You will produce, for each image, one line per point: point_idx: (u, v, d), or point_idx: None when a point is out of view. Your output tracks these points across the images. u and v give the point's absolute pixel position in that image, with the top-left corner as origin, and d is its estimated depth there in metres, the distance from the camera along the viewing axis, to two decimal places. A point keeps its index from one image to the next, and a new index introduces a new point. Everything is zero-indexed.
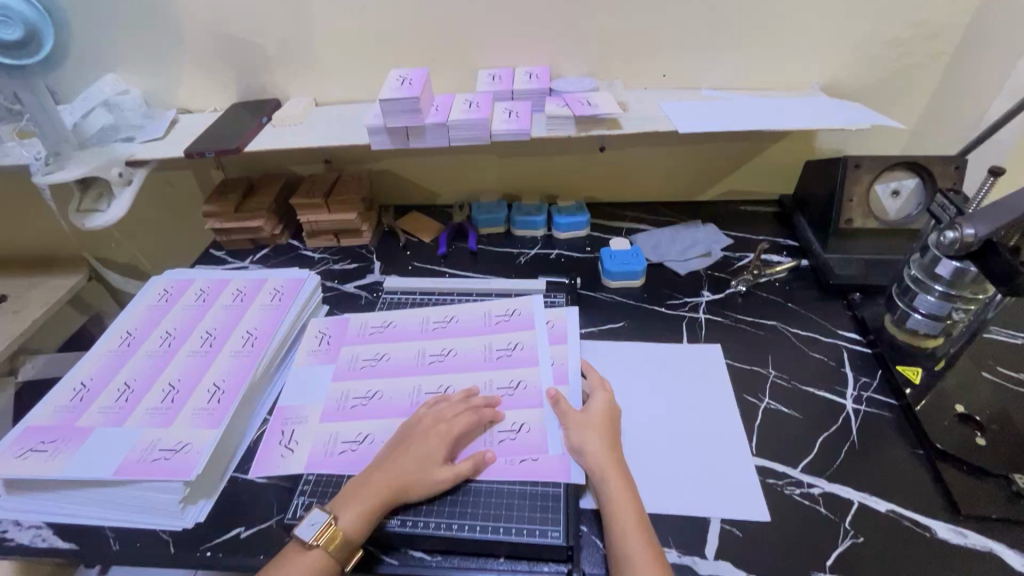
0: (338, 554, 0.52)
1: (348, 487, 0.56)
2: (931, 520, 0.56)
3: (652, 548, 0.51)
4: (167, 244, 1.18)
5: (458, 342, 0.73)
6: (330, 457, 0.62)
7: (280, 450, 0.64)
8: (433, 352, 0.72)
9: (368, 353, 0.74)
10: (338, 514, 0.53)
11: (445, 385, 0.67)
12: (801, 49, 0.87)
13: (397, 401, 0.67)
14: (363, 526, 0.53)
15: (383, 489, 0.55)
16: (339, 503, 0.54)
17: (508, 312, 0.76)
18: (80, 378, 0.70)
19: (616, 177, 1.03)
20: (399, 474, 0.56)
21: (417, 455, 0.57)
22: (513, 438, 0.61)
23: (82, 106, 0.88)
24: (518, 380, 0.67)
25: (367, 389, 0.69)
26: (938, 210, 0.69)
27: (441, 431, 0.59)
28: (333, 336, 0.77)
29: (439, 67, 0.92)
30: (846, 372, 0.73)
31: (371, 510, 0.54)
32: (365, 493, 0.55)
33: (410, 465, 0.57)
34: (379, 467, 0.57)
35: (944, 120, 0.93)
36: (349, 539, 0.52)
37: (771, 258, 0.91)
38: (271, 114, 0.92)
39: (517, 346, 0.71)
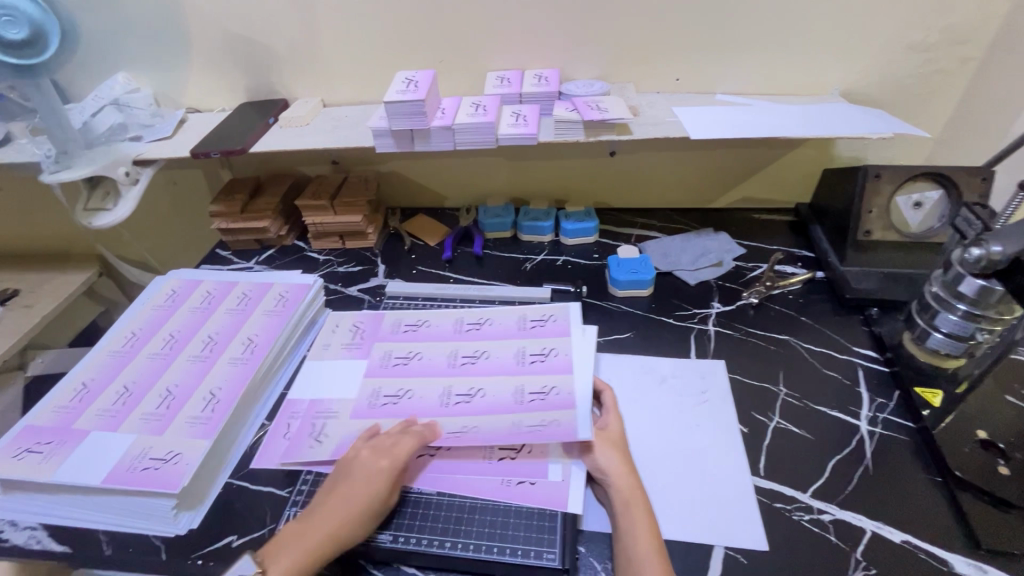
0: None
1: (279, 539, 0.52)
2: (951, 554, 0.53)
3: (662, 563, 0.50)
4: (175, 243, 1.19)
5: (492, 343, 0.71)
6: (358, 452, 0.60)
7: (309, 441, 0.63)
8: (465, 354, 0.70)
9: (401, 351, 0.72)
10: (267, 568, 0.50)
11: (475, 388, 0.65)
12: (821, 53, 0.84)
13: (429, 401, 0.64)
14: None
15: (313, 543, 0.51)
16: (268, 558, 0.51)
17: (543, 318, 0.74)
18: (81, 379, 0.70)
19: (626, 181, 1.01)
20: (337, 512, 0.53)
21: (342, 500, 0.54)
22: (513, 458, 0.60)
23: (93, 106, 0.89)
24: (550, 386, 0.64)
25: (398, 386, 0.67)
26: (962, 224, 0.66)
27: (364, 467, 0.56)
28: (365, 330, 0.77)
29: (448, 69, 0.90)
30: (861, 392, 0.70)
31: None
32: (299, 544, 0.51)
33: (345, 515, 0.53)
34: (325, 511, 0.53)
35: (970, 129, 0.89)
36: None
37: (785, 269, 0.89)
38: (278, 114, 0.92)
39: (551, 353, 0.69)
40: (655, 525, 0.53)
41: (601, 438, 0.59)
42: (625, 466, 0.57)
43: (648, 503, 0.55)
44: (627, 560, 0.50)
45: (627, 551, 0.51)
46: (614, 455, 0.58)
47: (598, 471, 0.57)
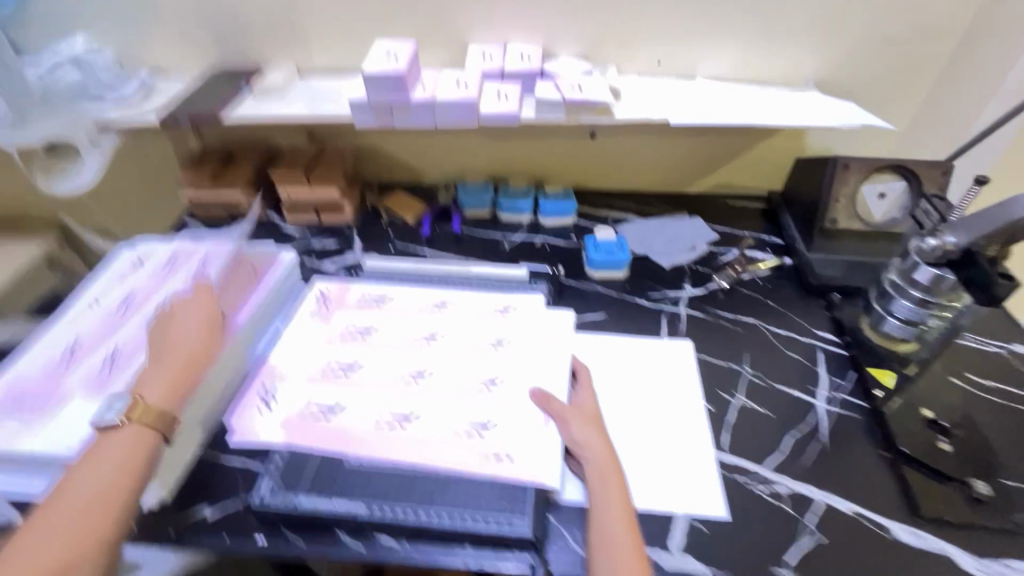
0: (157, 425, 0.54)
1: (145, 371, 0.58)
2: (891, 521, 0.58)
3: (631, 530, 0.52)
4: (141, 213, 1.15)
5: (453, 325, 0.72)
6: (303, 424, 0.60)
7: (257, 406, 0.62)
8: (421, 333, 0.71)
9: (361, 323, 0.72)
10: (143, 391, 0.56)
11: (425, 369, 0.66)
12: (799, 43, 0.86)
13: (382, 379, 0.65)
14: (172, 399, 0.57)
15: (179, 366, 0.59)
16: (140, 384, 0.57)
17: (506, 308, 0.74)
18: (45, 349, 0.68)
19: (606, 165, 1.02)
20: (189, 343, 0.61)
21: (187, 337, 0.61)
22: (481, 436, 0.59)
23: (50, 63, 0.83)
24: (499, 376, 0.65)
25: (352, 358, 0.68)
26: (922, 216, 0.72)
27: (189, 311, 0.64)
28: (332, 299, 0.76)
29: (430, 42, 0.88)
30: (820, 372, 0.73)
31: (177, 382, 0.58)
32: (167, 364, 0.58)
33: (195, 346, 0.60)
34: (170, 350, 0.60)
35: (935, 124, 0.92)
36: (161, 411, 0.55)
37: (755, 254, 0.91)
38: (251, 81, 0.89)
39: (505, 342, 0.69)
40: (628, 497, 0.55)
41: (580, 416, 0.61)
42: (602, 441, 0.59)
43: (622, 475, 0.57)
44: (598, 528, 0.53)
45: (598, 521, 0.53)
46: (593, 431, 0.59)
47: (577, 447, 0.59)
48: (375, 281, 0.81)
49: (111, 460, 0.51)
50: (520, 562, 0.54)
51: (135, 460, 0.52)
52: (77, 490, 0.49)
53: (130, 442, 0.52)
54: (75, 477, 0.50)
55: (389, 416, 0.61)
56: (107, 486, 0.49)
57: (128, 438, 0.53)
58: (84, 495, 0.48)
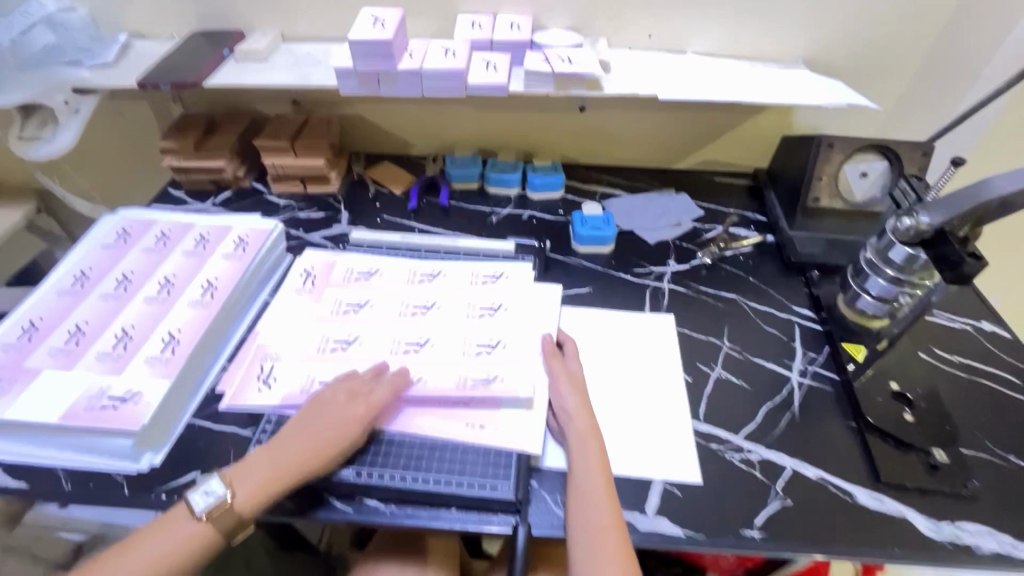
0: (224, 531, 0.52)
1: (250, 461, 0.55)
2: (855, 487, 0.61)
3: (608, 495, 0.55)
4: (121, 181, 1.12)
5: (442, 296, 0.73)
6: (307, 396, 0.62)
7: (257, 385, 0.63)
8: (415, 304, 0.72)
9: (351, 299, 0.73)
10: (238, 485, 0.54)
11: (425, 338, 0.67)
12: (790, 19, 0.85)
13: (375, 349, 0.66)
14: (256, 505, 0.53)
15: (278, 471, 0.55)
16: (238, 475, 0.54)
17: (495, 275, 0.76)
18: (28, 317, 0.68)
19: (594, 139, 1.02)
20: (308, 449, 0.55)
21: (299, 441, 0.56)
22: (488, 389, 0.62)
23: (20, 22, 0.80)
24: (497, 339, 0.67)
25: (348, 334, 0.68)
26: (900, 196, 0.72)
27: (345, 408, 0.58)
28: (319, 277, 0.76)
29: (417, 8, 0.86)
30: (796, 347, 0.76)
31: (269, 488, 0.54)
32: (265, 469, 0.55)
33: (302, 454, 0.55)
34: (284, 449, 0.56)
35: (918, 105, 0.93)
36: (238, 518, 0.53)
37: (738, 231, 0.93)
38: (233, 46, 0.86)
39: (500, 308, 0.71)
40: (607, 462, 0.58)
41: (564, 385, 0.63)
42: (584, 410, 0.61)
43: (601, 443, 0.59)
44: (578, 492, 0.55)
45: (578, 486, 0.56)
46: (575, 400, 0.61)
47: (560, 415, 0.61)
48: (362, 252, 0.81)
49: (173, 544, 0.51)
50: (502, 524, 0.57)
51: (190, 556, 0.51)
52: (131, 562, 0.50)
53: (195, 537, 0.52)
54: (140, 542, 0.51)
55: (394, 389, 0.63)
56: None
57: (196, 531, 0.52)
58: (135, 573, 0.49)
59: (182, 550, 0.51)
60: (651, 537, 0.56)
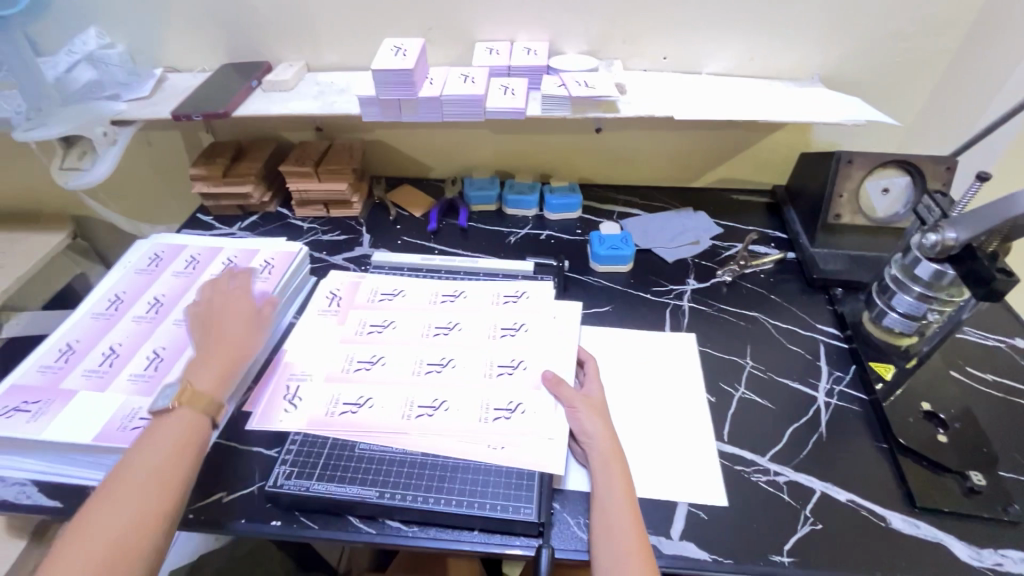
0: (206, 409, 0.57)
1: (193, 363, 0.61)
2: (889, 511, 0.59)
3: (633, 518, 0.54)
4: (153, 207, 1.17)
5: (464, 317, 0.74)
6: (332, 418, 0.62)
7: (283, 405, 0.64)
8: (438, 325, 0.73)
9: (375, 320, 0.74)
10: (194, 376, 0.59)
11: (447, 359, 0.68)
12: (804, 38, 0.86)
13: (399, 370, 0.67)
14: (219, 385, 0.60)
15: (221, 360, 0.61)
16: (191, 371, 0.60)
17: (516, 295, 0.77)
18: (65, 340, 0.70)
19: (611, 160, 1.03)
20: (235, 343, 0.64)
21: (230, 337, 0.64)
22: (508, 418, 0.62)
23: (65, 61, 0.85)
24: (519, 360, 0.68)
25: (372, 354, 0.70)
26: (923, 212, 0.71)
27: (236, 311, 0.68)
28: (343, 298, 0.77)
29: (437, 37, 0.89)
30: (821, 366, 0.74)
31: (223, 374, 0.61)
32: (211, 359, 0.61)
33: (235, 344, 0.64)
34: (218, 346, 0.63)
35: (939, 120, 0.93)
36: (210, 395, 0.58)
37: (759, 249, 0.92)
38: (261, 77, 0.90)
39: (522, 328, 0.72)
40: (631, 483, 0.57)
41: (588, 405, 0.62)
42: (607, 430, 0.61)
43: (625, 464, 0.58)
44: (602, 515, 0.54)
45: (603, 509, 0.55)
46: (598, 421, 0.61)
47: (583, 435, 0.60)
48: (384, 274, 0.82)
49: (163, 439, 0.54)
50: (525, 547, 0.56)
51: (189, 440, 0.55)
52: (135, 468, 0.51)
53: (180, 423, 0.55)
54: (128, 465, 0.52)
55: (417, 406, 0.63)
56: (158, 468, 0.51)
57: (178, 419, 0.56)
58: (139, 479, 0.50)
59: (176, 438, 0.54)
60: (678, 562, 0.55)
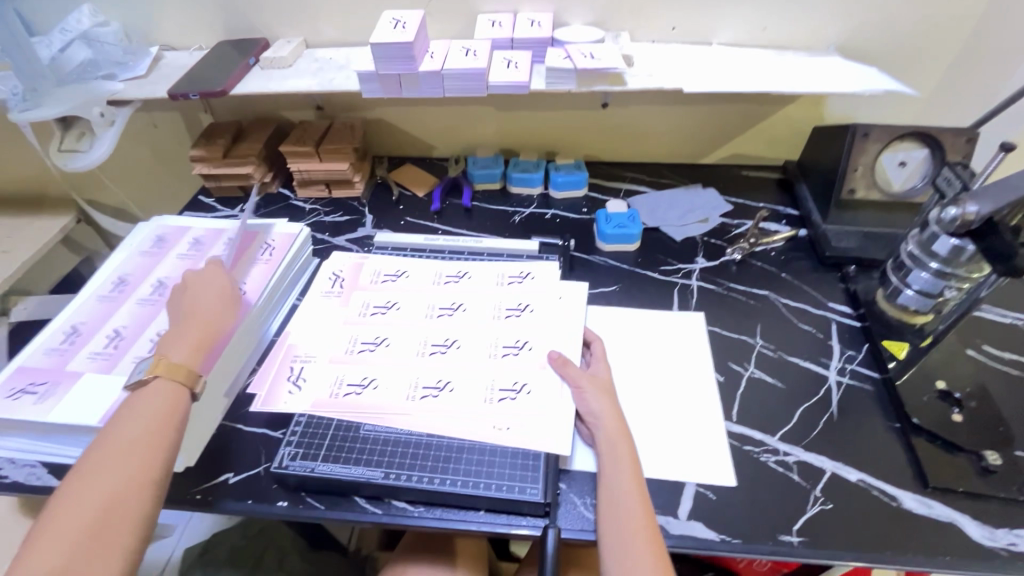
0: (183, 379, 0.57)
1: (166, 338, 0.61)
2: (901, 491, 0.58)
3: (641, 498, 0.54)
4: (155, 189, 1.16)
5: (469, 298, 0.72)
6: (336, 399, 0.61)
7: (287, 385, 0.63)
8: (442, 306, 0.72)
9: (378, 301, 0.73)
10: (170, 350, 0.59)
11: (451, 339, 0.68)
12: (821, 5, 0.82)
13: (404, 352, 0.66)
14: (195, 356, 0.59)
15: (196, 330, 0.61)
16: (167, 345, 0.59)
17: (521, 275, 0.75)
18: (69, 323, 0.70)
19: (618, 136, 1.00)
20: (206, 315, 0.62)
21: (201, 308, 0.63)
22: (514, 398, 0.61)
23: (59, 39, 0.84)
24: (524, 341, 0.67)
25: (376, 335, 0.69)
26: (943, 184, 0.68)
27: (209, 281, 0.66)
28: (346, 278, 0.76)
29: (438, 10, 0.86)
30: (833, 344, 0.73)
31: (199, 345, 0.60)
32: (185, 330, 0.61)
33: (208, 316, 0.62)
34: (188, 319, 0.62)
35: (961, 89, 0.89)
36: (187, 366, 0.58)
37: (769, 226, 0.90)
38: (258, 54, 0.88)
39: (527, 308, 0.71)
40: (637, 463, 0.57)
41: (595, 385, 0.62)
42: (614, 411, 0.60)
43: (632, 445, 0.58)
44: (609, 496, 0.54)
45: (609, 490, 0.54)
46: (605, 401, 0.60)
47: (590, 415, 0.60)
48: (387, 255, 0.81)
49: (143, 410, 0.53)
50: (531, 527, 0.56)
51: (168, 410, 0.54)
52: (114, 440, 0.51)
53: (159, 395, 0.55)
54: (110, 434, 0.52)
55: (421, 387, 0.62)
56: (140, 439, 0.51)
57: (156, 390, 0.55)
58: (120, 449, 0.50)
59: (156, 410, 0.54)
60: (685, 542, 0.55)
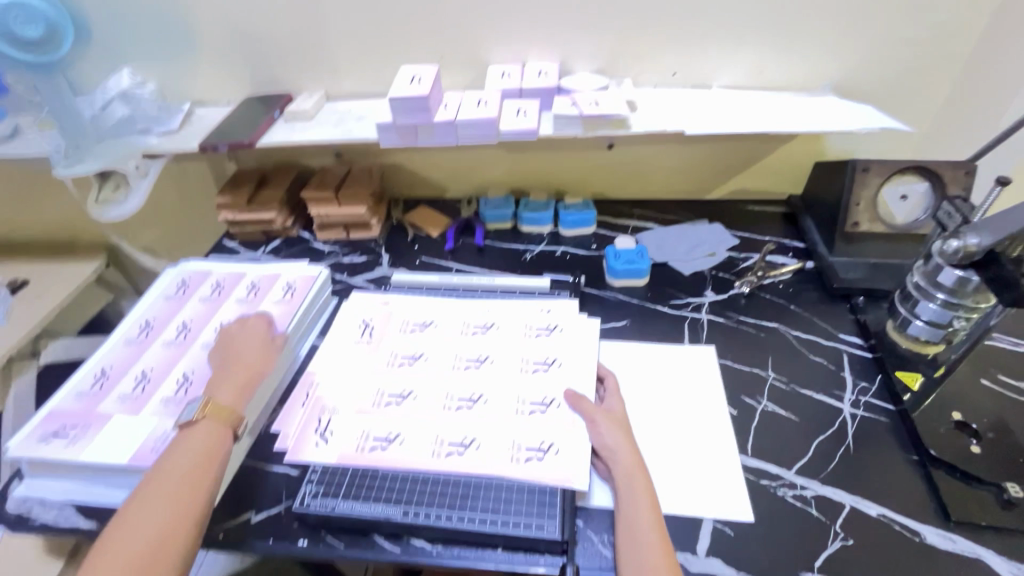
0: (228, 420, 0.60)
1: (213, 378, 0.65)
2: (923, 525, 0.58)
3: (660, 535, 0.54)
4: (181, 234, 1.21)
5: (492, 348, 0.74)
6: (363, 453, 0.62)
7: (315, 438, 0.64)
8: (469, 358, 0.73)
9: (405, 352, 0.74)
10: (215, 392, 0.63)
11: (478, 394, 0.68)
12: (813, 49, 0.87)
13: (430, 407, 0.67)
14: (239, 400, 0.63)
15: (241, 375, 0.65)
16: (211, 388, 0.63)
17: (549, 328, 0.76)
18: (98, 366, 0.73)
19: (624, 175, 1.04)
20: (247, 361, 0.67)
21: (245, 352, 0.68)
22: (541, 458, 0.60)
23: (101, 99, 0.91)
24: (551, 398, 0.66)
25: (403, 388, 0.69)
26: (943, 217, 0.70)
27: (252, 332, 0.71)
28: (375, 327, 0.79)
29: (451, 63, 0.92)
30: (845, 376, 0.73)
31: (241, 389, 0.64)
32: (227, 375, 0.65)
33: (254, 357, 0.67)
34: (233, 363, 0.66)
35: (955, 124, 0.92)
36: (231, 408, 0.61)
37: (776, 259, 0.92)
38: (283, 107, 0.94)
39: (555, 362, 0.71)
40: (654, 499, 0.57)
41: (610, 419, 0.63)
42: (630, 445, 0.61)
43: (648, 480, 0.58)
44: (628, 532, 0.54)
45: (628, 523, 0.55)
46: (620, 435, 0.61)
47: (605, 450, 0.60)
48: (405, 295, 0.84)
49: (193, 444, 0.57)
50: (549, 565, 0.56)
51: (212, 447, 0.58)
52: (167, 471, 0.54)
53: (206, 432, 0.58)
54: (158, 474, 0.55)
55: (447, 443, 0.62)
56: (191, 467, 0.55)
57: (203, 429, 0.59)
58: (169, 491, 0.53)
59: (201, 447, 0.57)
60: None
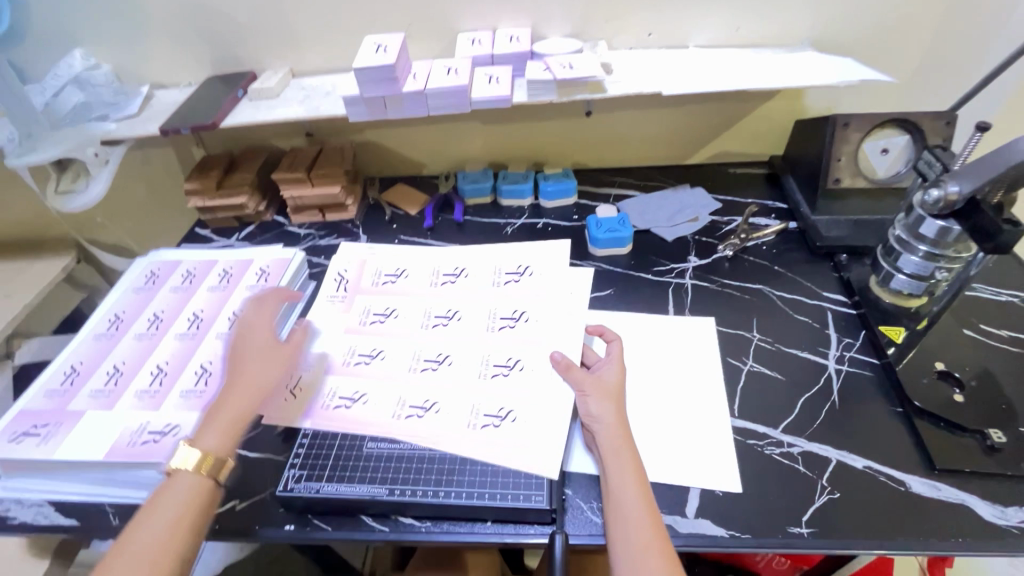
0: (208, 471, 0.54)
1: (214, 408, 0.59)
2: (907, 475, 0.58)
3: (648, 502, 0.53)
4: (154, 225, 1.18)
5: (464, 304, 0.73)
6: (327, 411, 0.63)
7: (283, 394, 0.64)
8: (438, 315, 0.72)
9: (378, 308, 0.75)
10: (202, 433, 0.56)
11: (443, 355, 0.68)
12: (791, 3, 0.84)
13: (397, 367, 0.67)
14: (226, 442, 0.56)
15: (234, 412, 0.58)
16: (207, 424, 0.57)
17: (518, 271, 0.76)
18: (70, 361, 0.71)
19: (603, 143, 1.02)
20: (237, 394, 0.59)
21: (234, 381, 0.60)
22: (497, 425, 0.60)
23: (51, 86, 0.86)
24: (515, 359, 0.66)
25: (372, 347, 0.70)
26: (924, 166, 0.69)
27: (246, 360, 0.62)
28: (350, 282, 0.78)
29: (419, 33, 0.89)
30: (830, 333, 0.73)
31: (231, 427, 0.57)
32: (223, 411, 0.58)
33: (243, 390, 0.59)
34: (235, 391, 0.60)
35: (937, 74, 0.91)
36: (213, 455, 0.55)
37: (759, 221, 0.91)
38: (247, 86, 0.90)
39: (522, 317, 0.70)
40: (640, 468, 0.56)
41: (599, 389, 0.61)
42: (617, 416, 0.59)
43: (634, 450, 0.57)
44: (616, 501, 0.54)
45: (617, 493, 0.54)
46: (609, 406, 0.60)
47: (591, 420, 0.59)
48: (388, 248, 0.84)
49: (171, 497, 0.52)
50: (539, 534, 0.56)
51: (191, 502, 0.52)
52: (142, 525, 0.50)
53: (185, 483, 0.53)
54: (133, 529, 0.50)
55: (407, 406, 0.63)
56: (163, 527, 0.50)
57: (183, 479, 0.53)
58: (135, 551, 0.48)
59: (180, 502, 0.52)
60: (694, 540, 0.55)
